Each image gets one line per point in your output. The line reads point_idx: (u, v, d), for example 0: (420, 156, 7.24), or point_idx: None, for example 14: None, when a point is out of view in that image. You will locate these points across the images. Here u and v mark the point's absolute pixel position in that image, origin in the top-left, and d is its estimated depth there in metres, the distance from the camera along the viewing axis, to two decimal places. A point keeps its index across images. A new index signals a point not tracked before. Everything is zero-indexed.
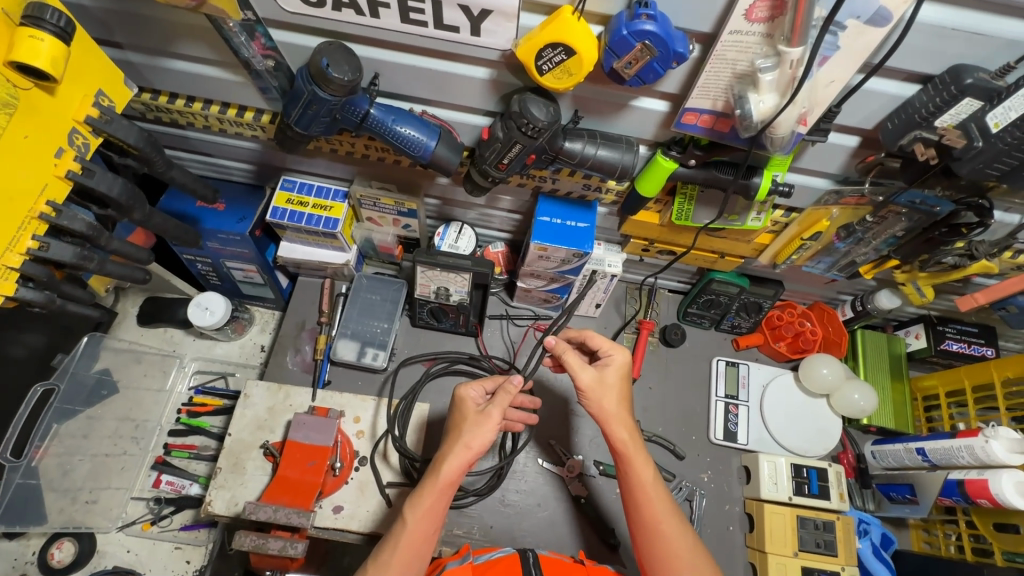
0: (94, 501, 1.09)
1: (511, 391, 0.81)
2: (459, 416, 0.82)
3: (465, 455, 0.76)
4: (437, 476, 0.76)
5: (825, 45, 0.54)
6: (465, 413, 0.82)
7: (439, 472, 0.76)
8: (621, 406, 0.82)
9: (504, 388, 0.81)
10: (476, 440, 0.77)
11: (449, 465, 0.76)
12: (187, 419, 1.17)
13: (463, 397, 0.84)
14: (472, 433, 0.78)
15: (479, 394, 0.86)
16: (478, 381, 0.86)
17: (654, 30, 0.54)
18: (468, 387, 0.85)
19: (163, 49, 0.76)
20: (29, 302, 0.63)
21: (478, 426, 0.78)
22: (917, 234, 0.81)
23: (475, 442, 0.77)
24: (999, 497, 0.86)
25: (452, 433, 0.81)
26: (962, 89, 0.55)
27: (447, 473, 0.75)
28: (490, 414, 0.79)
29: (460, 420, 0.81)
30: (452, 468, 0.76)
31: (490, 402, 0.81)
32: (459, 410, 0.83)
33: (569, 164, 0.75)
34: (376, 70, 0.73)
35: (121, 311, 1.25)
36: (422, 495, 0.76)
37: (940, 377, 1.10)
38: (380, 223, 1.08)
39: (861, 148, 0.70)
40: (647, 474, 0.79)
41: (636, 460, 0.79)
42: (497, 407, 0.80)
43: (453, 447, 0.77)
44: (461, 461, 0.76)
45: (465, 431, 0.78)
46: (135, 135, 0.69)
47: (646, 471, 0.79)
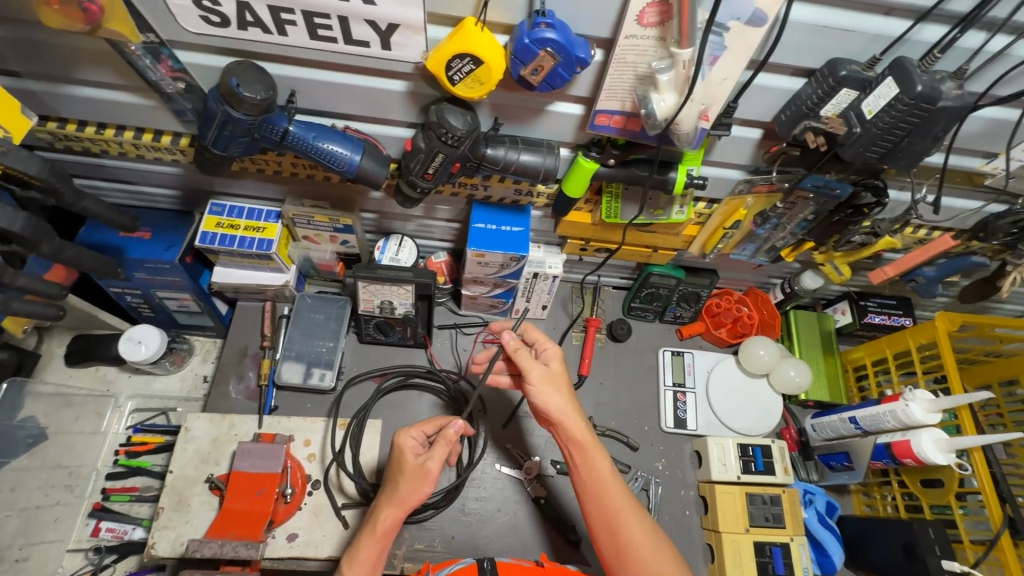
0: (25, 559, 1.01)
1: (451, 438, 0.79)
2: (396, 465, 0.79)
3: (399, 509, 0.76)
4: (373, 526, 0.76)
5: (712, 45, 0.58)
6: (399, 464, 0.79)
7: (375, 522, 0.77)
8: (572, 401, 0.81)
9: (446, 436, 0.79)
10: (411, 495, 0.76)
11: (384, 510, 0.77)
12: (126, 460, 1.12)
13: (400, 446, 0.80)
14: (407, 489, 0.76)
15: (418, 441, 0.82)
16: (418, 425, 0.82)
17: (554, 38, 0.56)
18: (407, 434, 0.81)
19: (65, 76, 0.73)
20: None
21: (413, 480, 0.77)
22: (825, 216, 0.86)
23: (410, 498, 0.76)
24: (921, 455, 0.93)
25: (389, 483, 0.79)
26: (839, 80, 0.60)
27: (381, 524, 0.76)
28: (428, 469, 0.77)
29: (397, 470, 0.78)
30: (387, 518, 0.76)
31: (429, 454, 0.78)
32: (397, 458, 0.80)
33: (494, 170, 0.77)
34: (293, 87, 0.73)
35: (46, 353, 1.18)
36: (360, 546, 0.76)
37: (866, 348, 1.16)
38: (317, 242, 1.06)
39: (764, 139, 0.74)
40: (603, 465, 0.79)
41: (593, 454, 0.79)
42: (436, 462, 0.77)
43: (387, 500, 0.77)
44: (395, 514, 0.76)
45: (401, 485, 0.77)
46: (38, 166, 0.66)
47: (602, 462, 0.80)
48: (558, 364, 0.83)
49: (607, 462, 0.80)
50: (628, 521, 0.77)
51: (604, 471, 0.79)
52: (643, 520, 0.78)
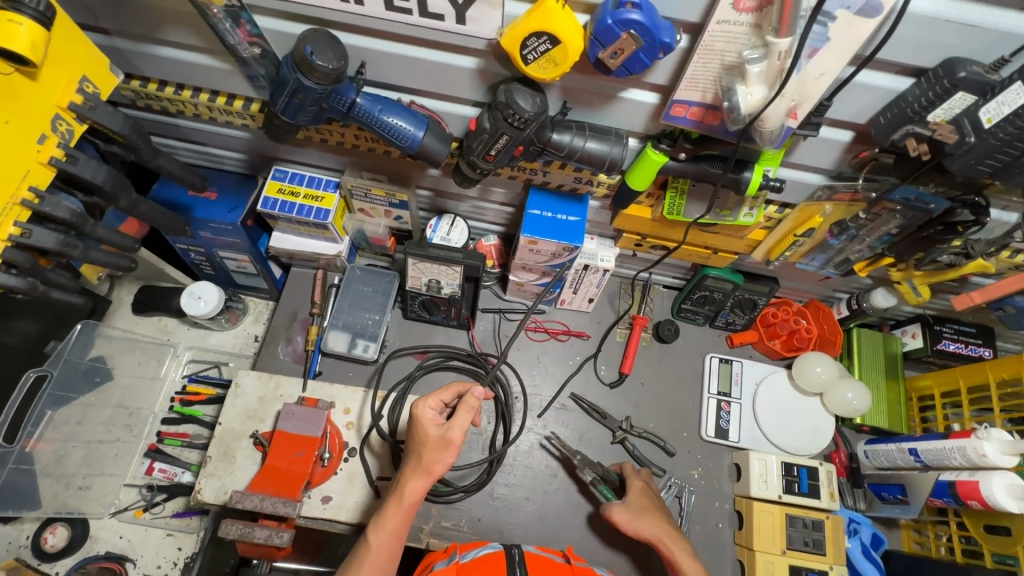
0: (86, 487, 1.10)
1: (472, 405, 0.77)
2: (417, 437, 0.78)
3: (426, 478, 0.77)
4: (400, 496, 0.76)
5: (814, 36, 0.53)
6: (421, 434, 0.77)
7: (402, 492, 0.77)
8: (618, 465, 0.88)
9: (467, 403, 0.77)
10: (435, 464, 0.76)
11: (410, 480, 0.76)
12: (180, 408, 1.19)
13: (418, 414, 0.79)
14: (431, 458, 0.76)
15: (436, 411, 0.81)
16: (434, 396, 0.81)
17: (640, 19, 0.53)
18: (424, 405, 0.79)
19: (150, 36, 0.76)
20: (12, 288, 0.63)
21: (438, 451, 0.76)
22: (912, 231, 0.79)
23: (435, 467, 0.76)
24: (989, 499, 0.85)
25: (413, 453, 0.79)
26: (955, 82, 0.54)
27: (409, 494, 0.76)
28: (451, 439, 0.76)
29: (419, 441, 0.78)
30: (413, 487, 0.76)
31: (450, 424, 0.77)
32: (416, 428, 0.79)
33: (558, 157, 0.74)
34: (363, 59, 0.73)
35: (116, 299, 1.26)
36: (386, 516, 0.76)
37: (936, 377, 1.09)
38: (372, 215, 1.07)
39: (854, 142, 0.69)
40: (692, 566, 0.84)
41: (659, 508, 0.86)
42: (458, 431, 0.76)
43: (413, 470, 0.77)
44: (422, 483, 0.76)
45: (425, 455, 0.77)
46: (121, 122, 0.68)
47: (691, 565, 0.84)
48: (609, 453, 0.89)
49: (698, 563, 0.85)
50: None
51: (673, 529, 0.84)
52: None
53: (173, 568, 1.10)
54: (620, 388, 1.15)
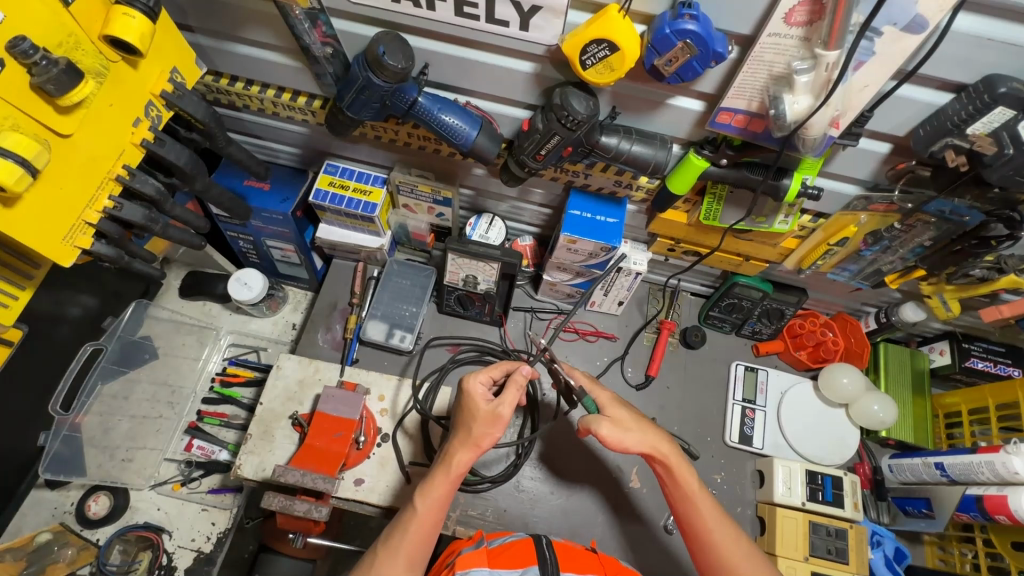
0: (129, 459, 1.15)
1: (520, 383, 0.83)
2: (468, 411, 0.82)
3: (474, 451, 0.80)
4: (449, 465, 0.80)
5: (861, 50, 0.56)
6: (473, 408, 0.81)
7: (450, 462, 0.80)
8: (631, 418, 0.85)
9: (515, 381, 0.83)
10: (485, 437, 0.80)
11: (459, 451, 0.80)
12: (220, 388, 1.23)
13: (468, 389, 0.83)
14: (481, 431, 0.80)
15: (486, 386, 0.85)
16: (485, 371, 0.85)
17: (696, 30, 0.57)
18: (475, 380, 0.84)
19: (231, 34, 0.82)
20: (100, 257, 0.68)
21: (488, 425, 0.80)
22: (945, 244, 0.82)
23: (484, 441, 0.80)
24: (1017, 513, 0.86)
25: (461, 427, 0.83)
26: (995, 97, 0.57)
27: (457, 464, 0.80)
28: (501, 414, 0.80)
29: (469, 415, 0.82)
30: (462, 458, 0.80)
31: (500, 400, 0.81)
32: (466, 402, 0.83)
33: (604, 158, 0.78)
34: (427, 60, 0.78)
35: (165, 282, 1.32)
36: (433, 483, 0.80)
37: (964, 394, 1.09)
38: (415, 211, 1.12)
39: (892, 154, 0.72)
40: (690, 481, 0.81)
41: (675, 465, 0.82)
42: (508, 407, 0.81)
43: (462, 442, 0.81)
44: (470, 455, 0.80)
45: (475, 428, 0.80)
46: (203, 111, 0.74)
47: (690, 480, 0.81)
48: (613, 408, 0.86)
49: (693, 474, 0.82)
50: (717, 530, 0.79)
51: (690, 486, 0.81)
52: (729, 528, 0.80)
53: (207, 542, 1.13)
54: (646, 390, 1.17)
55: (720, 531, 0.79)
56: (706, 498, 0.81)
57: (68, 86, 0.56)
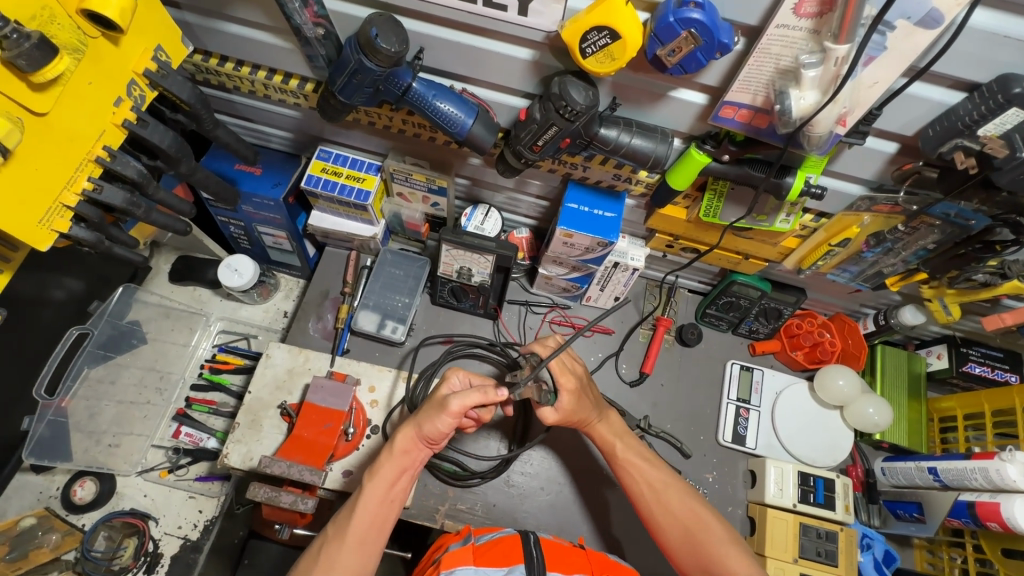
0: (116, 445, 1.14)
1: (486, 390, 0.80)
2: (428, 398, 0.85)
3: (414, 432, 0.81)
4: (391, 445, 0.81)
5: (872, 45, 0.54)
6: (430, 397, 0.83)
7: (394, 444, 0.82)
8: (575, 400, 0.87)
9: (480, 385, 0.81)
10: (426, 424, 0.80)
11: (402, 434, 0.81)
12: (209, 375, 1.21)
13: (445, 384, 0.86)
14: (424, 415, 0.81)
15: (461, 385, 0.87)
16: (466, 371, 0.88)
17: (700, 19, 0.55)
18: (452, 375, 0.88)
19: (219, 12, 0.79)
20: (80, 241, 0.66)
21: (432, 412, 0.80)
22: (948, 248, 0.80)
23: (424, 426, 0.80)
24: (1010, 521, 0.85)
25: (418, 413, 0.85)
26: (1009, 98, 0.54)
27: (399, 444, 0.81)
28: (445, 403, 0.79)
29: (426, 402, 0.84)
30: (404, 440, 0.81)
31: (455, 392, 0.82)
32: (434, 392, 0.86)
33: (602, 151, 0.76)
34: (421, 44, 0.75)
35: (154, 266, 1.29)
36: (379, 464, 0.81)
37: (960, 399, 1.08)
38: (410, 200, 1.10)
39: (899, 154, 0.70)
40: (607, 433, 0.92)
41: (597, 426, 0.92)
42: (455, 400, 0.79)
43: (408, 422, 0.82)
44: (410, 435, 0.81)
45: (421, 412, 0.82)
46: (188, 91, 0.72)
47: (606, 430, 0.92)
48: (569, 401, 0.86)
49: (613, 429, 0.92)
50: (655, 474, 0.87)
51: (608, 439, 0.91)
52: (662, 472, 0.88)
53: (194, 530, 1.13)
54: (639, 387, 1.16)
55: (655, 474, 0.87)
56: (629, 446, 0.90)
57: (41, 62, 0.53)
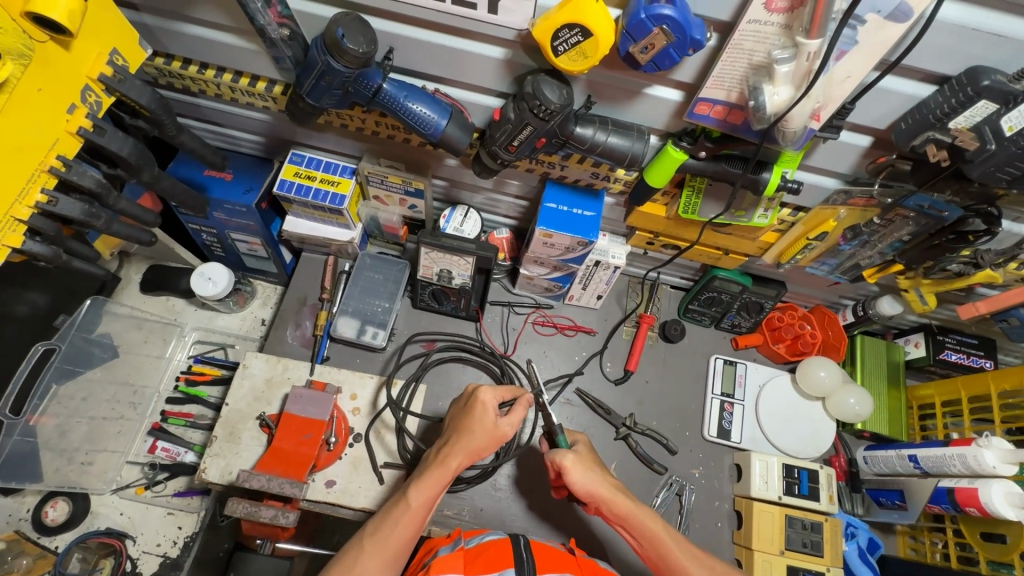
0: (89, 463, 1.09)
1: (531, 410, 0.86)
2: (474, 419, 0.81)
3: (469, 457, 0.79)
4: (445, 468, 0.78)
5: (844, 39, 0.54)
6: (485, 421, 0.81)
7: (446, 464, 0.79)
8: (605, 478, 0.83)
9: (525, 406, 0.85)
10: (483, 449, 0.80)
11: (456, 456, 0.79)
12: (185, 388, 1.18)
13: (478, 403, 0.83)
14: (483, 442, 0.80)
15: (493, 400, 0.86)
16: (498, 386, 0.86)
17: (673, 15, 0.54)
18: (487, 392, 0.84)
19: (179, 13, 0.76)
20: (35, 256, 0.63)
21: (492, 439, 0.81)
22: (923, 239, 0.81)
23: (482, 452, 0.80)
24: (988, 506, 0.86)
25: (462, 430, 0.81)
26: (979, 90, 0.55)
27: (453, 467, 0.78)
28: (504, 430, 0.82)
29: (474, 423, 0.81)
30: (459, 463, 0.79)
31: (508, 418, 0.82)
32: (474, 410, 0.82)
33: (579, 150, 0.75)
34: (391, 44, 0.73)
35: (125, 277, 1.25)
36: (427, 483, 0.77)
37: (937, 386, 1.10)
38: (387, 203, 1.08)
39: (872, 148, 0.70)
40: (655, 525, 0.80)
41: (638, 518, 0.81)
42: (512, 426, 0.83)
43: (462, 446, 0.79)
44: (463, 460, 0.79)
45: (478, 437, 0.80)
46: (148, 96, 0.69)
47: (654, 525, 0.80)
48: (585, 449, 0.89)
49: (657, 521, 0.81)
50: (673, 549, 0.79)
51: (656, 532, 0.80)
52: (686, 545, 0.80)
53: (174, 547, 1.10)
54: (624, 385, 1.15)
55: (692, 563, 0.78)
56: (653, 517, 0.81)
57: None
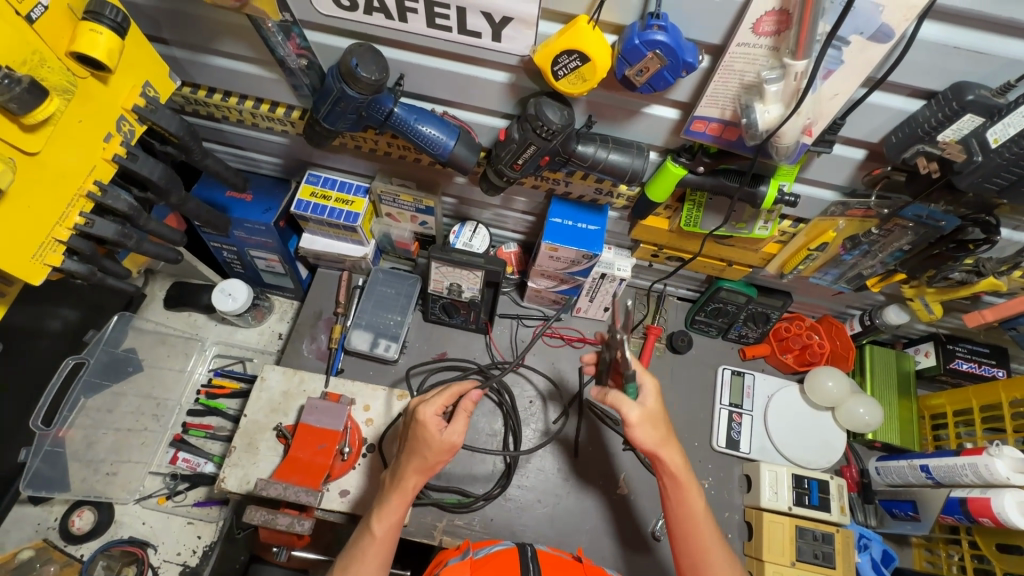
0: (113, 473, 1.14)
1: (469, 409, 0.82)
2: (419, 439, 0.79)
3: (424, 474, 0.81)
4: (402, 490, 0.80)
5: (829, 59, 0.56)
6: (439, 445, 0.79)
7: (403, 487, 0.80)
8: (671, 437, 0.81)
9: (466, 408, 0.82)
10: (435, 464, 0.80)
11: (410, 477, 0.80)
12: (205, 400, 1.22)
13: (426, 421, 0.80)
14: (434, 459, 0.79)
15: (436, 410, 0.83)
16: (437, 396, 0.83)
17: (665, 41, 0.57)
18: (428, 407, 0.81)
19: (206, 47, 0.82)
20: (72, 274, 0.68)
21: (440, 454, 0.80)
22: (923, 248, 0.82)
23: (435, 465, 0.81)
24: (1001, 516, 0.85)
25: (411, 452, 0.80)
26: (964, 104, 0.57)
27: (410, 488, 0.80)
28: (453, 442, 0.80)
29: (420, 443, 0.79)
30: (413, 481, 0.80)
31: (452, 426, 0.81)
32: (417, 429, 0.80)
33: (581, 167, 0.78)
34: (402, 71, 0.78)
35: (149, 294, 1.31)
36: (388, 507, 0.79)
37: (949, 396, 1.09)
38: (399, 220, 1.12)
39: (867, 161, 0.72)
40: (696, 500, 0.80)
41: (687, 491, 0.80)
42: (460, 435, 0.81)
43: (412, 469, 0.80)
44: (418, 478, 0.80)
45: (426, 456, 0.79)
46: (177, 124, 0.74)
47: (696, 502, 0.80)
48: (655, 401, 0.79)
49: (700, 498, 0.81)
50: (701, 529, 0.80)
51: (696, 510, 0.80)
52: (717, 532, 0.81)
53: (193, 556, 1.12)
54: None
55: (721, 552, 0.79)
56: (698, 495, 0.81)
57: (32, 105, 0.55)
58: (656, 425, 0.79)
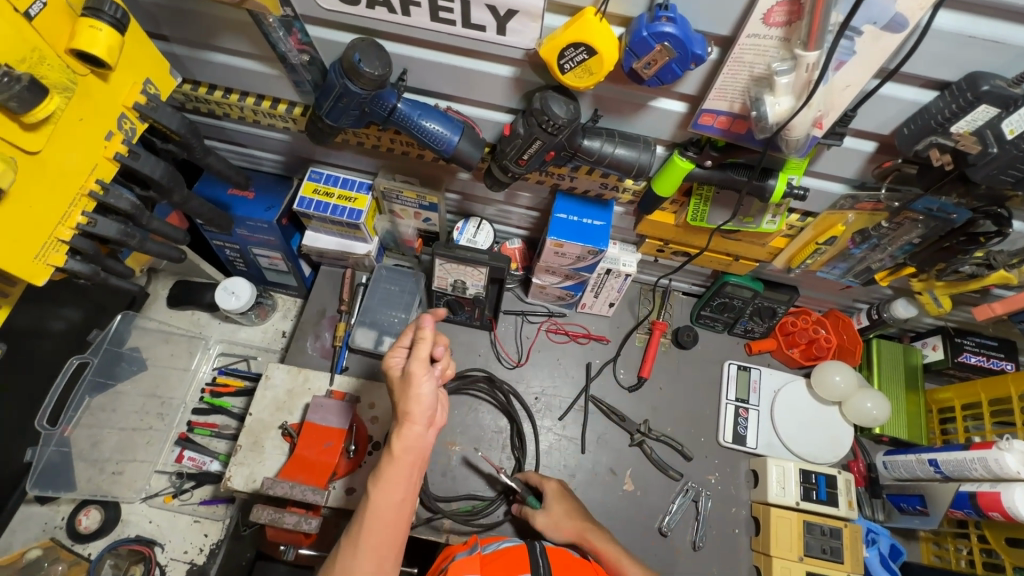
0: (120, 472, 1.14)
1: (437, 339, 0.68)
2: (396, 388, 0.68)
3: (425, 428, 0.68)
4: (395, 454, 0.67)
5: (841, 50, 0.55)
6: (406, 389, 0.66)
7: (397, 450, 0.67)
8: (572, 515, 0.92)
9: (424, 341, 0.67)
10: (427, 414, 0.67)
11: (405, 433, 0.68)
12: (210, 399, 1.22)
13: (403, 375, 0.65)
14: (418, 409, 0.66)
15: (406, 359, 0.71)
16: (399, 342, 0.71)
17: (674, 32, 0.56)
18: (395, 355, 0.70)
19: (207, 43, 0.81)
20: (75, 274, 0.67)
21: (426, 400, 0.67)
22: (933, 241, 0.81)
23: (436, 413, 0.70)
24: (1011, 510, 0.85)
25: (395, 406, 0.69)
26: (979, 95, 0.56)
27: (405, 448, 0.67)
28: (426, 389, 0.66)
29: (400, 393, 0.68)
30: (410, 440, 0.67)
31: (419, 369, 0.66)
32: (392, 378, 0.70)
33: (587, 161, 0.77)
34: (405, 66, 0.77)
35: (152, 293, 1.31)
36: (384, 475, 0.67)
37: (957, 389, 1.09)
38: (402, 216, 1.11)
39: (877, 154, 0.71)
40: (610, 546, 0.87)
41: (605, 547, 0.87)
42: (434, 375, 0.67)
43: (400, 425, 0.67)
44: (417, 433, 0.67)
45: (408, 406, 0.66)
46: (178, 122, 0.73)
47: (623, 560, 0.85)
48: (553, 500, 0.94)
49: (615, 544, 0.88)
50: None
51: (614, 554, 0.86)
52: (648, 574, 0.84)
53: (200, 554, 1.13)
54: (639, 392, 1.16)
55: None
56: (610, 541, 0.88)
57: (32, 103, 0.54)
58: (564, 514, 0.92)
